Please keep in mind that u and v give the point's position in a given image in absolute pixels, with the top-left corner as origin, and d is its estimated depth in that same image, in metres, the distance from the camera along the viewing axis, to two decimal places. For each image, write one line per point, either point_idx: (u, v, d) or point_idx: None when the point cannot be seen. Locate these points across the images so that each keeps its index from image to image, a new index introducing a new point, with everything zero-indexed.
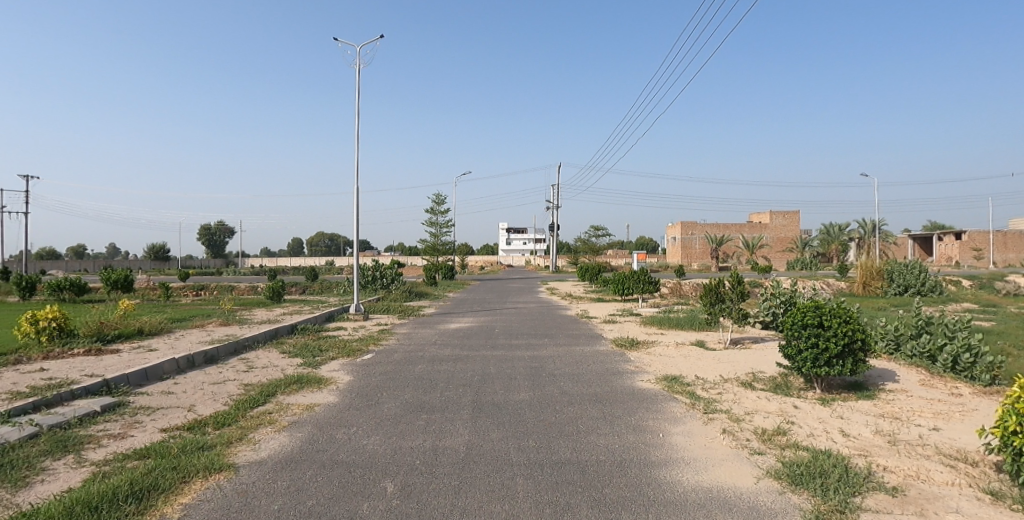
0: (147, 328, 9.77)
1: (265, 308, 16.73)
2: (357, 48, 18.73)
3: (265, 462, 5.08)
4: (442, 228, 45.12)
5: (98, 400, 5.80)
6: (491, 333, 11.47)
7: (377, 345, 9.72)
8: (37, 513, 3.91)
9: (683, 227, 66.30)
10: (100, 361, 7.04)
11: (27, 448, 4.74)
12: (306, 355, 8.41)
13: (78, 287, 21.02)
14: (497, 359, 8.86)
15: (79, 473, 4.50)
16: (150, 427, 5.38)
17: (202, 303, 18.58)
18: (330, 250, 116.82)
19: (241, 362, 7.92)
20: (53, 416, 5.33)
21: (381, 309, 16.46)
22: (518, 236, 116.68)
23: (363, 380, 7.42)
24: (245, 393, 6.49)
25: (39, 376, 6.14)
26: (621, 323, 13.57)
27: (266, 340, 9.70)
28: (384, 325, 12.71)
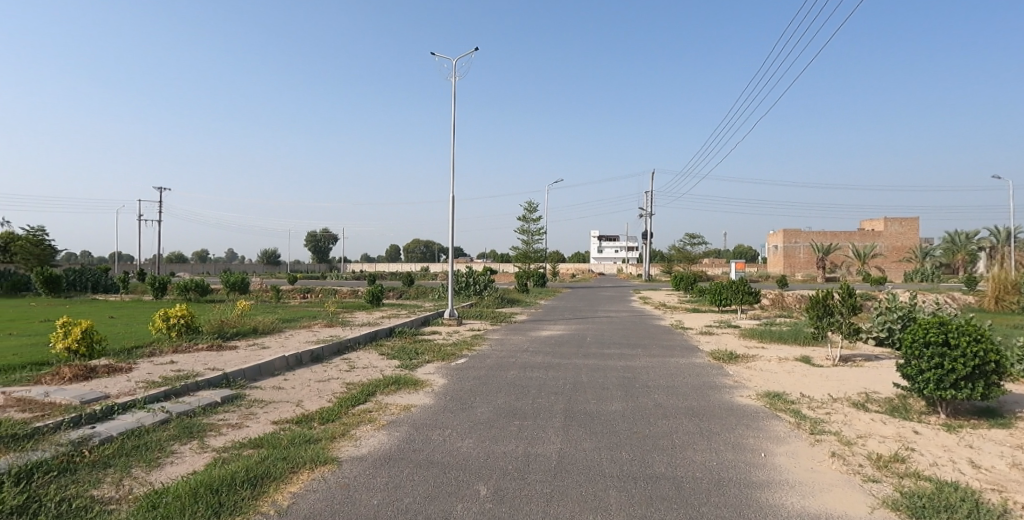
0: (261, 327, 10.44)
1: (367, 311, 17.48)
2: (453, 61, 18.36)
3: (366, 458, 5.28)
4: (535, 236, 45.04)
5: (219, 391, 6.23)
6: (583, 341, 11.33)
7: (470, 350, 9.86)
8: (167, 492, 4.48)
9: (787, 235, 62.92)
10: (220, 356, 7.58)
11: (159, 432, 5.24)
12: (403, 358, 8.68)
13: (202, 288, 22.77)
14: (589, 368, 8.72)
15: (202, 457, 4.97)
16: (263, 419, 5.71)
17: (310, 305, 19.72)
18: (427, 256, 121.50)
19: (344, 361, 8.28)
20: (180, 404, 5.79)
21: (475, 315, 16.72)
22: (609, 244, 115.89)
23: (458, 383, 7.53)
24: (348, 390, 6.74)
25: (169, 368, 6.65)
26: (717, 335, 12.99)
27: (367, 341, 10.10)
28: (478, 330, 12.90)
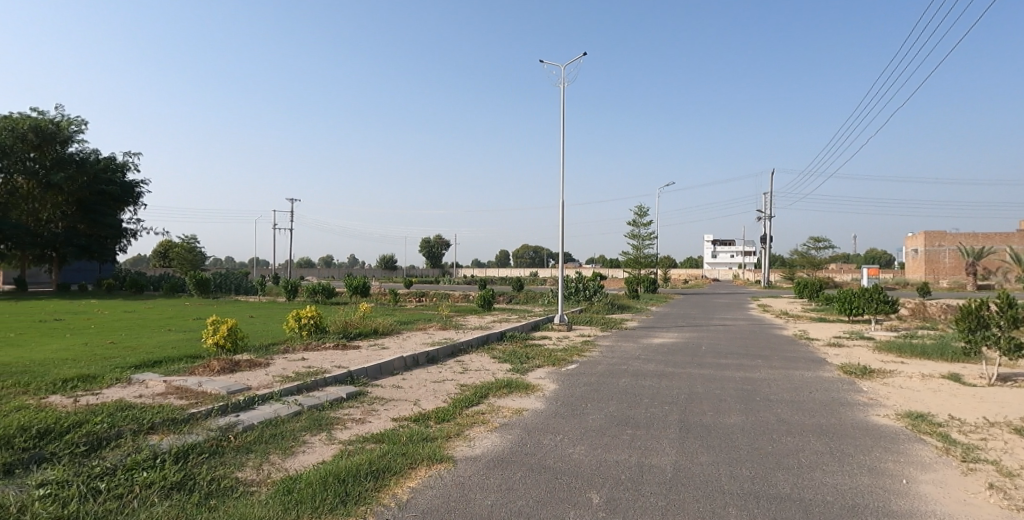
0: (381, 329, 10.97)
1: (477, 315, 17.88)
2: (561, 70, 17.08)
3: (479, 459, 5.37)
4: (644, 241, 43.74)
5: (344, 388, 6.62)
6: (697, 350, 10.90)
7: (580, 355, 9.79)
8: (299, 479, 4.88)
9: (928, 238, 57.35)
10: (344, 354, 8.07)
11: (292, 423, 5.69)
12: (513, 362, 8.78)
13: (327, 291, 24.32)
14: (705, 379, 8.34)
15: (329, 448, 5.32)
16: (384, 415, 5.98)
17: (424, 309, 20.49)
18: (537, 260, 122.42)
19: (457, 363, 8.51)
20: (311, 398, 6.22)
21: (584, 321, 16.56)
22: (722, 248, 111.44)
23: (568, 389, 7.48)
24: (462, 392, 6.91)
25: (301, 363, 7.17)
26: (847, 347, 12.00)
27: (478, 345, 10.33)
28: (587, 336, 12.76)
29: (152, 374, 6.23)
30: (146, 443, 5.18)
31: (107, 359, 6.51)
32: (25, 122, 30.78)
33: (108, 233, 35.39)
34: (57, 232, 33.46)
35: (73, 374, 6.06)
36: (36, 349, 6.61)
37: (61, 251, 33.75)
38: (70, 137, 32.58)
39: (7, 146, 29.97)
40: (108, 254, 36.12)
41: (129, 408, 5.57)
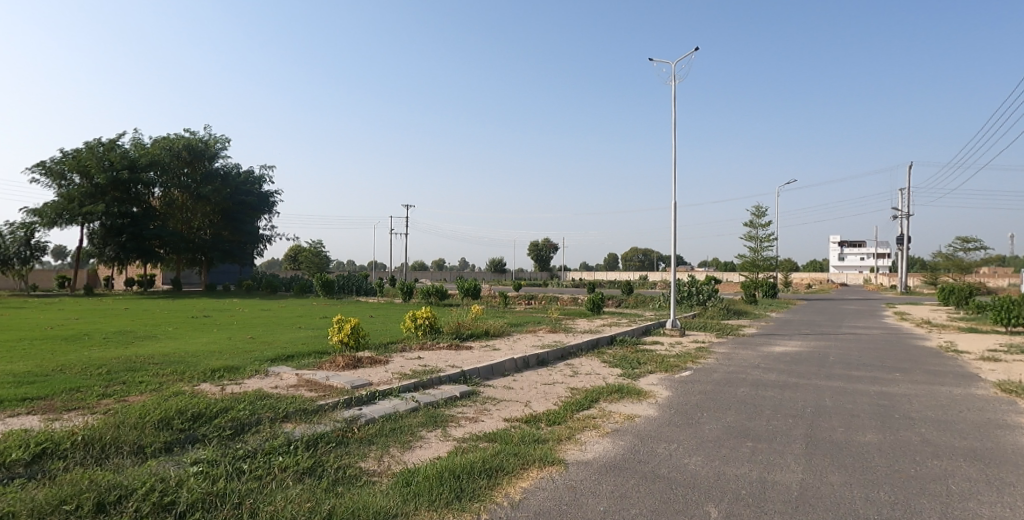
0: (492, 330, 11.16)
1: (586, 319, 17.74)
2: (669, 65, 16.49)
3: (591, 463, 5.29)
4: (763, 243, 41.20)
5: (458, 386, 6.83)
6: (825, 360, 10.13)
7: (695, 363, 9.43)
8: (417, 472, 5.06)
9: None
10: (457, 355, 8.31)
11: (410, 418, 5.94)
12: (625, 367, 8.63)
13: (441, 293, 24.80)
14: (833, 392, 7.73)
15: (444, 444, 5.49)
16: (496, 415, 6.08)
17: (534, 312, 20.65)
18: (647, 263, 118.22)
19: (567, 367, 8.49)
20: (427, 395, 6.47)
21: (698, 327, 15.90)
22: (851, 251, 102.63)
23: (682, 397, 7.23)
24: (573, 395, 6.88)
25: (418, 361, 7.47)
26: (1008, 362, 10.59)
27: (588, 349, 10.25)
28: (702, 343, 12.24)
29: (285, 368, 6.75)
30: (281, 430, 5.62)
31: (248, 352, 7.15)
32: (181, 141, 35.36)
33: (248, 239, 38.57)
34: (206, 238, 36.99)
35: (221, 365, 6.73)
36: (191, 341, 7.43)
37: (210, 256, 37.20)
38: (216, 154, 36.93)
39: (167, 163, 34.32)
40: (248, 258, 39.52)
41: (266, 397, 6.10)
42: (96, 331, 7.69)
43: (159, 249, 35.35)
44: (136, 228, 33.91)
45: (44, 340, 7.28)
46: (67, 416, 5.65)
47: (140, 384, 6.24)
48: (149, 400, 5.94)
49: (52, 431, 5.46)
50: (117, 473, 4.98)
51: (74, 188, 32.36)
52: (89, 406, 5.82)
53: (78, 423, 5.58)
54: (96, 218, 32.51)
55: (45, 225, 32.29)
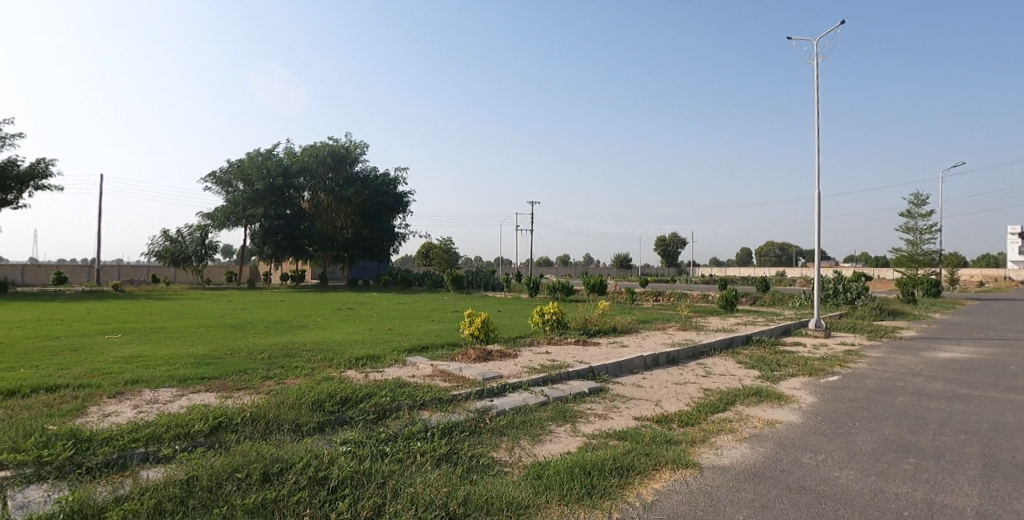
0: (620, 327, 10.99)
1: (719, 317, 16.92)
2: (815, 42, 14.77)
3: (728, 469, 5.03)
4: (924, 235, 36.84)
5: (586, 382, 6.82)
6: (1007, 370, 8.84)
7: (843, 367, 8.66)
8: (548, 466, 5.10)
9: None
10: (585, 350, 8.30)
11: (540, 411, 6.03)
12: (763, 369, 8.12)
13: (566, 289, 24.97)
14: (1017, 406, 6.73)
15: (574, 440, 5.50)
16: (626, 413, 5.99)
17: (662, 308, 20.09)
18: (782, 258, 109.48)
19: (700, 367, 8.16)
20: (556, 390, 6.53)
21: (846, 328, 14.57)
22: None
23: (829, 404, 6.66)
24: (706, 396, 6.60)
25: (546, 356, 7.56)
26: None
27: (721, 349, 9.78)
28: (852, 346, 11.18)
29: (422, 358, 7.13)
30: (419, 417, 5.95)
31: (388, 343, 7.64)
32: (325, 149, 38.55)
33: (386, 237, 40.39)
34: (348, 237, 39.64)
35: (364, 354, 7.26)
36: (338, 331, 8.07)
37: (352, 253, 39.73)
38: (356, 159, 39.68)
39: (314, 169, 37.90)
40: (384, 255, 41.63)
41: (404, 385, 6.47)
42: (259, 320, 8.60)
43: (308, 248, 38.82)
44: (289, 228, 37.59)
45: (219, 326, 8.31)
46: (236, 394, 6.39)
47: (295, 369, 6.90)
48: (303, 383, 6.54)
49: (226, 407, 6.22)
50: (279, 448, 5.55)
51: (239, 194, 36.84)
52: (254, 386, 6.52)
53: (246, 401, 6.29)
54: (257, 220, 36.57)
55: (217, 227, 36.94)
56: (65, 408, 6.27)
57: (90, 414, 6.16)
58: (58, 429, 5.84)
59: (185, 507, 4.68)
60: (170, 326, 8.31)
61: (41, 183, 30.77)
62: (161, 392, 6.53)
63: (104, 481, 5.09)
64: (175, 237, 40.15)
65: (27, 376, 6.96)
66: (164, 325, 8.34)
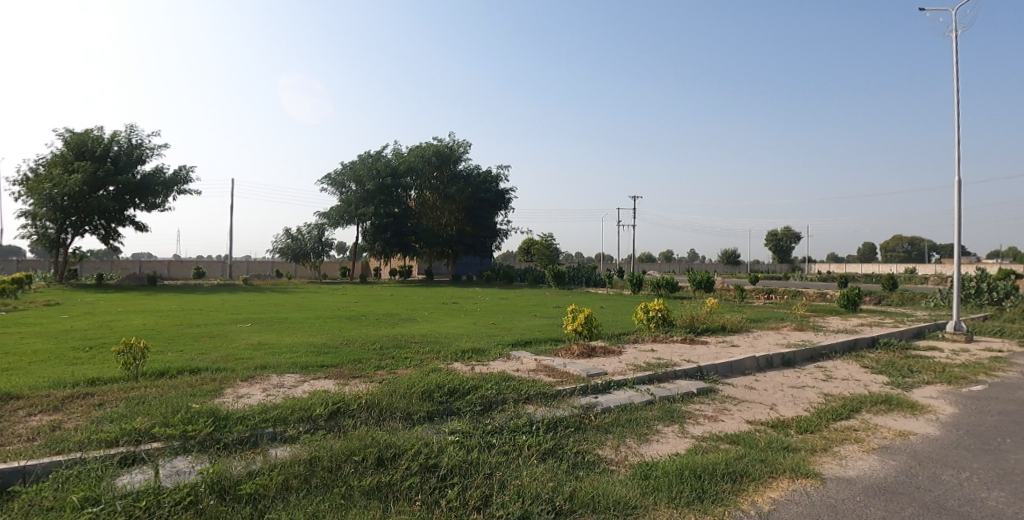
0: (729, 325, 10.56)
1: (840, 317, 15.77)
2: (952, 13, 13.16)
3: (854, 482, 4.70)
4: None
5: (695, 382, 6.65)
6: None
7: (991, 376, 7.81)
8: (656, 466, 5.01)
9: None
10: (693, 349, 8.06)
11: (646, 410, 5.95)
12: (892, 375, 7.51)
13: (672, 286, 24.05)
14: None
15: (683, 441, 5.38)
16: (738, 416, 5.79)
17: (774, 307, 19.02)
18: (908, 253, 99.37)
19: (819, 370, 7.68)
20: (662, 389, 6.43)
21: (991, 332, 13.09)
22: None
23: (973, 417, 6.04)
24: (827, 402, 6.22)
25: (652, 354, 7.44)
26: None
27: (843, 351, 9.15)
28: (999, 352, 10.04)
29: (525, 352, 7.26)
30: (524, 410, 6.05)
31: (492, 336, 7.84)
32: (430, 148, 40.25)
33: (487, 233, 42.14)
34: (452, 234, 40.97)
35: (469, 347, 7.50)
36: (444, 324, 8.37)
37: (455, 249, 41.43)
38: (459, 157, 41.16)
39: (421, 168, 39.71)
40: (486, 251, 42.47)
41: (509, 379, 6.62)
42: (371, 312, 9.08)
43: (415, 244, 40.25)
44: (397, 226, 38.99)
45: (336, 318, 8.88)
46: (353, 382, 6.80)
47: (406, 359, 7.23)
48: (413, 374, 6.85)
49: (344, 393, 6.63)
50: (393, 434, 5.85)
51: (351, 194, 38.91)
52: (368, 375, 6.91)
53: (361, 389, 6.68)
54: (369, 218, 38.38)
55: (332, 226, 39.32)
56: (205, 389, 6.96)
57: (226, 395, 6.79)
58: (200, 407, 6.50)
59: (309, 485, 5.07)
60: (293, 317, 8.99)
61: (182, 188, 34.33)
62: (285, 378, 7.07)
63: (240, 456, 5.60)
64: (296, 234, 43.39)
65: (174, 359, 7.80)
66: (288, 316, 9.04)
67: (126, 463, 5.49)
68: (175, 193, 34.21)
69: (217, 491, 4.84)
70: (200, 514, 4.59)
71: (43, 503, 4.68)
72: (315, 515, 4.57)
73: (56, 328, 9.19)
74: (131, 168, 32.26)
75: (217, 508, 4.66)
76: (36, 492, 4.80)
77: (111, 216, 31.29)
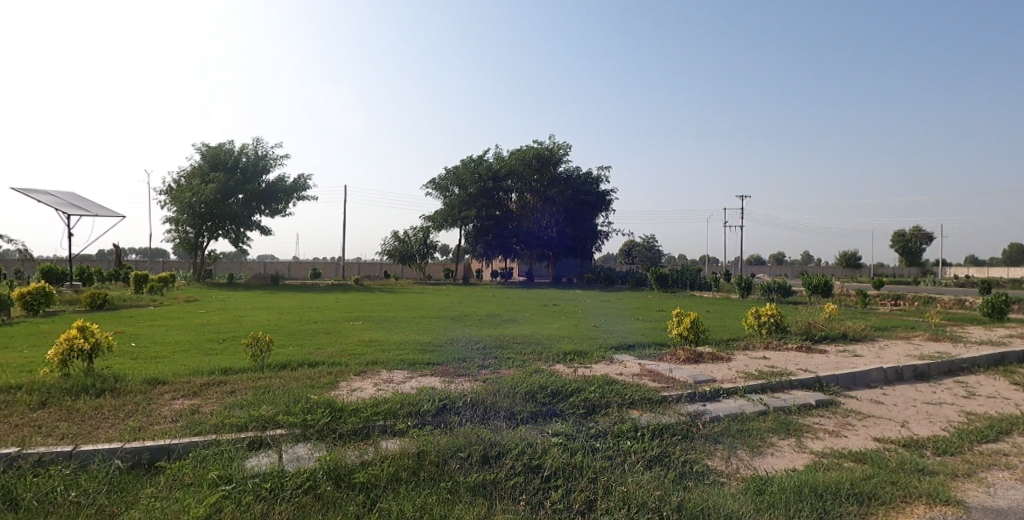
0: (851, 333, 9.88)
1: (983, 327, 14.22)
2: None
3: (1005, 513, 4.25)
4: None
5: (813, 394, 6.34)
6: None
7: None
8: (771, 481, 4.78)
9: None
10: (810, 358, 7.65)
11: (759, 421, 5.75)
12: None
13: (784, 290, 22.69)
14: None
15: (801, 457, 5.12)
16: (863, 433, 5.45)
17: (902, 315, 17.44)
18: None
19: (959, 386, 7.01)
20: (776, 399, 6.20)
21: None
22: None
23: None
24: (969, 422, 5.68)
25: (764, 362, 7.20)
26: None
27: (989, 366, 8.28)
28: None
29: (628, 356, 7.28)
30: (628, 415, 6.00)
31: (594, 339, 7.90)
32: (531, 151, 40.54)
33: (587, 236, 41.69)
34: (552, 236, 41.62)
35: (571, 348, 7.58)
36: (546, 325, 8.50)
37: (556, 252, 42.15)
38: (559, 160, 40.74)
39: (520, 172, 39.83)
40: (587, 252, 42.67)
41: (613, 383, 6.62)
42: (474, 313, 9.36)
43: (515, 247, 41.95)
44: (499, 228, 40.79)
45: (442, 318, 9.23)
46: (458, 380, 7.02)
47: (509, 360, 7.40)
48: (516, 374, 6.98)
49: (450, 391, 6.87)
50: (497, 433, 5.97)
51: (454, 197, 40.62)
52: (472, 373, 7.12)
53: (465, 387, 6.89)
54: (471, 221, 40.11)
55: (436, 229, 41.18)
56: (323, 381, 7.46)
57: (341, 388, 7.23)
58: (318, 398, 6.97)
59: (417, 478, 5.28)
60: (401, 316, 9.45)
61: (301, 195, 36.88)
62: (394, 373, 7.42)
63: (353, 446, 5.94)
64: (403, 238, 45.48)
65: (295, 352, 8.44)
66: (396, 315, 9.51)
67: (254, 447, 5.99)
68: (295, 199, 36.85)
69: (333, 477, 5.15)
70: (319, 498, 4.93)
71: (184, 478, 5.21)
72: (424, 506, 4.75)
73: (196, 321, 10.24)
74: (257, 177, 35.13)
75: (333, 493, 4.97)
76: (178, 468, 5.35)
77: (240, 221, 34.22)
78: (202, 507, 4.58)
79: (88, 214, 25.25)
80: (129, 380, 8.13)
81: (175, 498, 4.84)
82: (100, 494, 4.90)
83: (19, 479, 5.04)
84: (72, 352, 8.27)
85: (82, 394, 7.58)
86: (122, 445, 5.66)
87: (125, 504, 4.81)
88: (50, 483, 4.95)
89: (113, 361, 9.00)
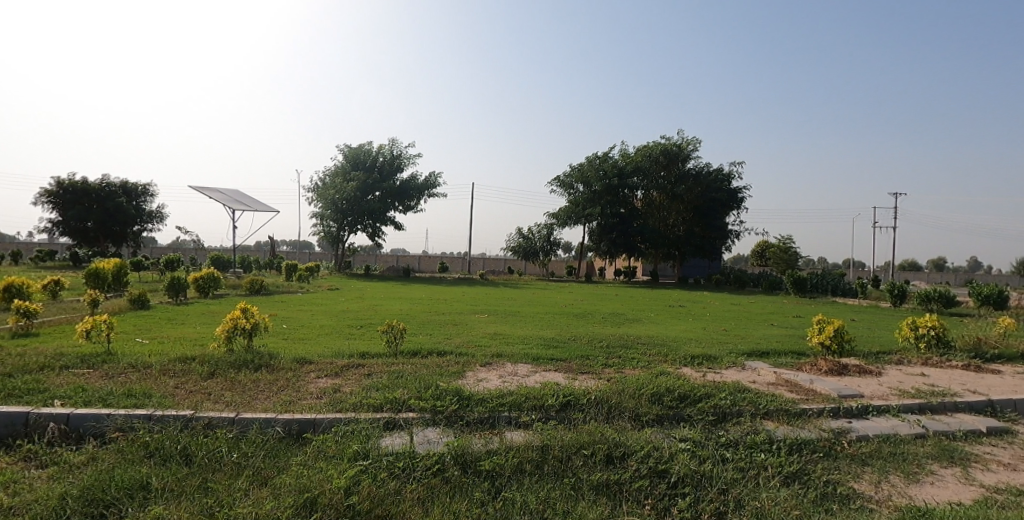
0: None
1: None
2: None
3: None
4: None
5: (983, 419, 5.87)
6: None
7: None
8: (931, 510, 4.41)
9: None
10: (979, 379, 6.95)
11: (915, 445, 5.38)
12: None
13: (946, 299, 20.31)
14: None
15: (968, 490, 4.67)
16: None
17: None
18: None
19: None
20: (937, 422, 5.81)
21: None
22: None
23: None
24: None
25: (923, 381, 6.76)
26: None
27: None
28: None
29: (763, 364, 7.18)
30: (763, 427, 5.80)
31: (725, 344, 7.81)
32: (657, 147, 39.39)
33: (716, 233, 39.97)
34: (680, 235, 40.20)
35: (700, 352, 7.53)
36: (672, 327, 8.45)
37: (683, 251, 40.20)
38: (689, 154, 39.40)
39: (647, 168, 39.35)
40: (717, 252, 40.83)
41: (745, 390, 6.46)
42: (598, 311, 9.41)
43: (641, 245, 40.24)
44: (623, 226, 39.76)
45: (565, 315, 9.38)
46: (582, 377, 7.12)
47: (633, 360, 7.43)
48: (642, 375, 6.95)
49: (574, 388, 6.95)
50: (622, 432, 5.95)
51: (579, 195, 40.74)
52: (596, 372, 7.18)
53: (589, 385, 6.93)
54: (595, 218, 39.85)
55: (561, 225, 41.63)
56: (451, 370, 7.86)
57: (468, 377, 7.57)
58: (447, 386, 7.35)
59: (542, 471, 5.41)
60: (525, 311, 9.71)
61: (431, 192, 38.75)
62: (519, 367, 7.67)
63: (480, 435, 6.21)
64: (527, 234, 46.28)
65: (425, 341, 9.00)
66: (520, 310, 9.79)
67: (388, 427, 6.45)
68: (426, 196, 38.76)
69: (460, 463, 5.46)
70: (447, 481, 5.24)
71: (328, 450, 5.73)
72: (547, 500, 4.89)
73: (337, 308, 11.20)
74: (393, 176, 37.50)
75: (461, 478, 5.26)
76: (323, 441, 5.88)
77: (377, 217, 36.58)
78: (343, 478, 4.93)
79: (249, 209, 28.31)
80: (281, 358, 9.09)
81: (320, 467, 5.32)
82: (257, 458, 5.50)
83: (193, 438, 5.69)
84: (236, 330, 9.35)
85: (244, 367, 8.57)
86: (276, 417, 6.34)
87: (277, 469, 5.36)
88: (216, 443, 5.59)
89: (269, 339, 10.09)
